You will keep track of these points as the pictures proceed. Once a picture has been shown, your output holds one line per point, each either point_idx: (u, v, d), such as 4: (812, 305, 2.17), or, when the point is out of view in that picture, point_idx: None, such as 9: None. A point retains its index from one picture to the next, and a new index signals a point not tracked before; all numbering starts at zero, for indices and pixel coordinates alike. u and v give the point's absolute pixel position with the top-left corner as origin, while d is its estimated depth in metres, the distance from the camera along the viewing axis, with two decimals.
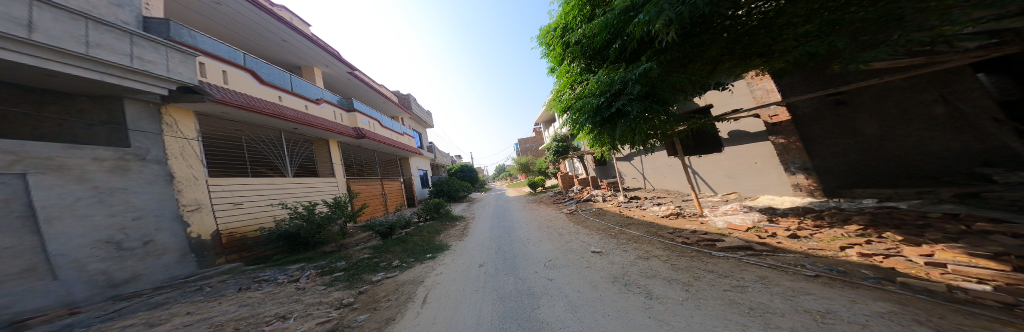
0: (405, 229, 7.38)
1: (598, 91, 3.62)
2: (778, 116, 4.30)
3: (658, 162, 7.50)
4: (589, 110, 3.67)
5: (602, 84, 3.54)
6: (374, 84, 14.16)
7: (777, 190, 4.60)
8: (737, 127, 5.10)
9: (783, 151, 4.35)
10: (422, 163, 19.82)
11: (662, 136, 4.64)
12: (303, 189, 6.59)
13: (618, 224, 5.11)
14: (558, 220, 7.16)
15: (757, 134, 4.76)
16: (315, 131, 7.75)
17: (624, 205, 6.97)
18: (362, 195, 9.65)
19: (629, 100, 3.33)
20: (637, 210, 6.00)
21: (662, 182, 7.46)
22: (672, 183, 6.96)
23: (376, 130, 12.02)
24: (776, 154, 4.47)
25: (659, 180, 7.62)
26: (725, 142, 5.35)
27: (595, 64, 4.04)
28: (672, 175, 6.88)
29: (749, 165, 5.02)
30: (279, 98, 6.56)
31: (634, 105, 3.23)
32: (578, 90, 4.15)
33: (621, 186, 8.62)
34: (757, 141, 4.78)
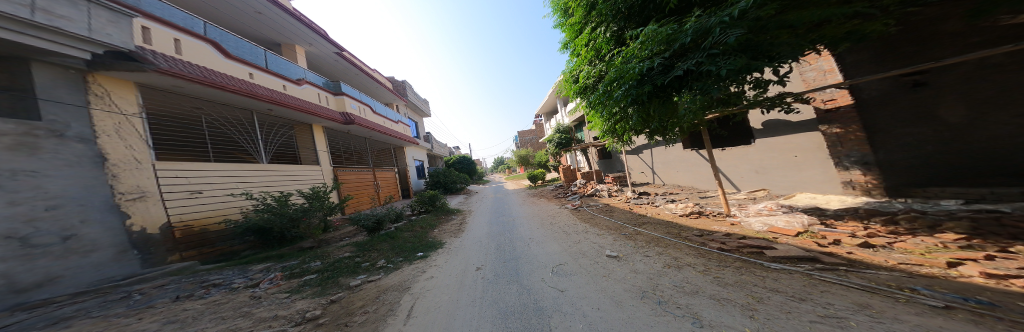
0: (396, 223, 6.81)
1: (655, 49, 2.86)
2: (835, 100, 3.79)
3: (671, 156, 6.99)
4: (635, 76, 2.95)
5: (664, 39, 2.77)
6: (365, 67, 13.29)
7: (818, 187, 4.18)
8: (774, 117, 4.65)
9: (836, 143, 3.85)
10: (418, 154, 19.10)
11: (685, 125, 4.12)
12: (281, 178, 5.94)
13: (632, 223, 4.65)
14: (562, 216, 6.68)
15: (799, 124, 4.27)
16: (296, 114, 7.01)
17: (633, 201, 6.51)
18: (350, 186, 9.00)
19: (712, 54, 2.56)
20: (648, 208, 5.54)
21: (674, 178, 6.97)
22: (685, 179, 6.49)
23: (368, 116, 11.27)
24: (827, 146, 3.96)
25: (670, 176, 7.13)
26: (759, 133, 4.90)
27: (637, 22, 3.32)
28: (686, 170, 6.40)
29: (786, 159, 4.58)
30: (250, 75, 5.78)
31: (723, 60, 2.43)
32: (615, 58, 3.43)
33: (629, 181, 8.15)
34: (800, 132, 4.29)
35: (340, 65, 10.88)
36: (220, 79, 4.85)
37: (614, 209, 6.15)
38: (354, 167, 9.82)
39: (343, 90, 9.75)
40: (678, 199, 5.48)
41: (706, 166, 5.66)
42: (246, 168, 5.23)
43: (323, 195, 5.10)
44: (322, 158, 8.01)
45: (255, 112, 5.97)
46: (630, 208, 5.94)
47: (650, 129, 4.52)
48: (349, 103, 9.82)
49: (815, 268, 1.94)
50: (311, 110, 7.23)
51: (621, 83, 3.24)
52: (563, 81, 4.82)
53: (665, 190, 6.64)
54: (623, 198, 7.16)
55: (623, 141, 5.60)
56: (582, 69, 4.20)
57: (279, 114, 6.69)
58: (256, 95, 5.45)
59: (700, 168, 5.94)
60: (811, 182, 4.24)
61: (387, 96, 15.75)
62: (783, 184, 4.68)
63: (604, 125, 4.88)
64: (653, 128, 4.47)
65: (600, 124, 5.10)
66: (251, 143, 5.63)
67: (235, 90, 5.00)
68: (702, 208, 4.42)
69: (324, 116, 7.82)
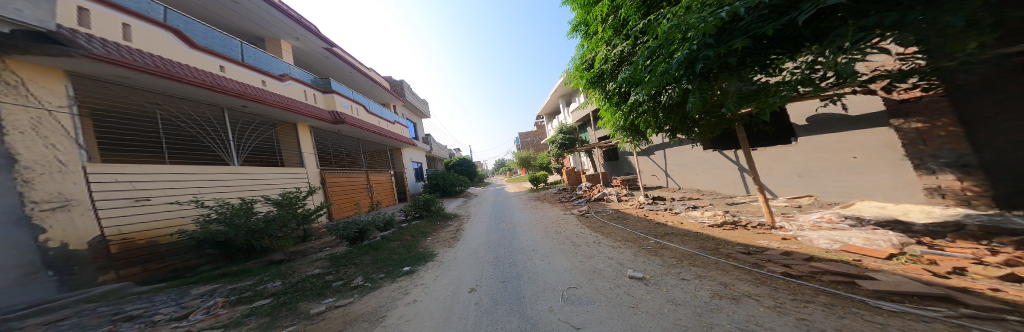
0: (385, 231, 6.19)
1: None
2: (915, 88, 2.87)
3: (688, 156, 6.39)
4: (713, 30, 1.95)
5: None
6: (359, 66, 12.79)
7: (877, 193, 3.53)
8: (831, 109, 3.95)
9: (916, 141, 2.99)
10: (416, 156, 18.54)
11: (711, 121, 3.52)
12: (252, 182, 5.37)
13: (652, 233, 4.02)
14: (567, 224, 6.05)
15: (855, 120, 3.65)
16: (276, 112, 6.43)
17: (646, 207, 5.89)
18: (339, 189, 8.43)
19: None
20: (667, 215, 4.94)
21: (691, 180, 6.39)
22: (705, 182, 5.89)
23: (361, 116, 10.75)
24: (901, 144, 3.23)
25: (687, 179, 6.53)
26: (804, 131, 4.37)
27: None
28: (706, 172, 5.79)
29: (841, 160, 3.90)
30: (221, 68, 5.34)
31: None
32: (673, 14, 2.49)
33: (639, 184, 7.55)
34: (864, 129, 3.58)
35: (332, 62, 10.39)
36: (179, 71, 4.29)
37: (626, 216, 5.53)
38: (345, 169, 9.33)
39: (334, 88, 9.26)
40: (701, 206, 4.86)
41: (732, 168, 5.06)
42: (211, 172, 4.64)
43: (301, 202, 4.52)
44: (308, 161, 7.49)
45: (227, 108, 5.42)
46: (643, 215, 5.34)
47: (671, 124, 3.92)
48: (340, 101, 9.31)
49: (959, 315, 1.31)
50: (295, 108, 6.68)
51: (676, 50, 2.37)
52: (575, 67, 4.22)
53: (681, 195, 6.05)
54: (633, 203, 6.59)
55: (636, 139, 5.01)
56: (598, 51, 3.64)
57: (258, 112, 6.13)
58: (225, 89, 4.89)
59: (724, 170, 5.32)
60: (873, 188, 3.58)
61: (384, 96, 15.22)
62: (833, 191, 4.05)
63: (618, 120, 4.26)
64: (676, 124, 3.86)
65: (613, 120, 4.49)
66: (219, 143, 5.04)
67: (199, 84, 4.45)
68: (735, 217, 3.78)
69: (309, 114, 7.25)
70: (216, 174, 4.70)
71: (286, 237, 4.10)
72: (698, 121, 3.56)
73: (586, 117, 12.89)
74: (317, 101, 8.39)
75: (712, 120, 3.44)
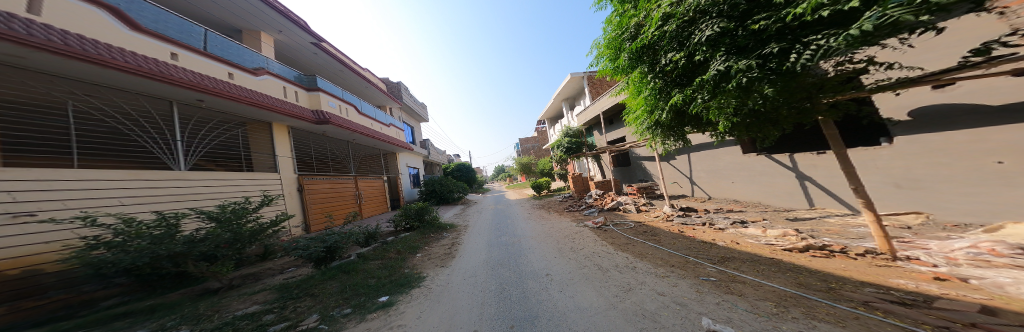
0: (367, 247, 5.24)
1: None
2: None
3: (723, 161, 5.57)
4: None
5: None
6: (353, 65, 12.11)
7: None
8: (943, 100, 3.21)
9: None
10: (413, 160, 17.60)
11: (779, 117, 2.69)
12: (205, 189, 4.58)
13: (704, 256, 3.09)
14: (583, 239, 5.13)
15: (987, 113, 2.88)
16: (246, 109, 5.64)
17: (675, 221, 5.01)
18: (315, 196, 7.60)
19: None
20: (707, 231, 4.06)
21: (727, 188, 5.57)
22: (748, 191, 5.04)
23: (351, 117, 9.94)
24: None
25: (723, 188, 5.68)
26: (899, 130, 3.61)
27: None
28: (748, 179, 4.98)
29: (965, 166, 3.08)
30: (173, 56, 4.56)
31: None
32: None
33: (661, 192, 6.69)
34: (1002, 125, 2.79)
35: (320, 59, 9.68)
36: (106, 54, 3.41)
37: (656, 231, 4.63)
38: (329, 175, 8.63)
39: (321, 86, 8.51)
40: (748, 221, 4.01)
41: (785, 175, 4.26)
42: (141, 178, 3.80)
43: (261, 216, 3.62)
44: (284, 166, 6.73)
45: (179, 102, 4.60)
46: (676, 230, 4.46)
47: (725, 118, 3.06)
48: (327, 100, 8.53)
49: None
50: (268, 105, 5.90)
51: None
52: (610, 39, 3.38)
53: (714, 207, 5.20)
54: (654, 216, 5.75)
55: (668, 141, 4.20)
56: (653, 8, 2.72)
57: (222, 109, 5.31)
58: (172, 79, 4.05)
59: (774, 178, 4.48)
60: (1022, 203, 2.72)
61: (380, 98, 14.46)
62: (958, 207, 3.17)
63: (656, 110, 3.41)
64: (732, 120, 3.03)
65: (647, 113, 3.65)
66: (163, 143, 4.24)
67: (133, 70, 3.59)
68: (816, 239, 2.90)
69: (286, 113, 6.46)
70: (153, 180, 3.90)
71: (230, 260, 3.16)
72: (760, 117, 2.73)
73: (594, 120, 12.16)
74: (299, 99, 7.61)
75: (780, 116, 2.63)
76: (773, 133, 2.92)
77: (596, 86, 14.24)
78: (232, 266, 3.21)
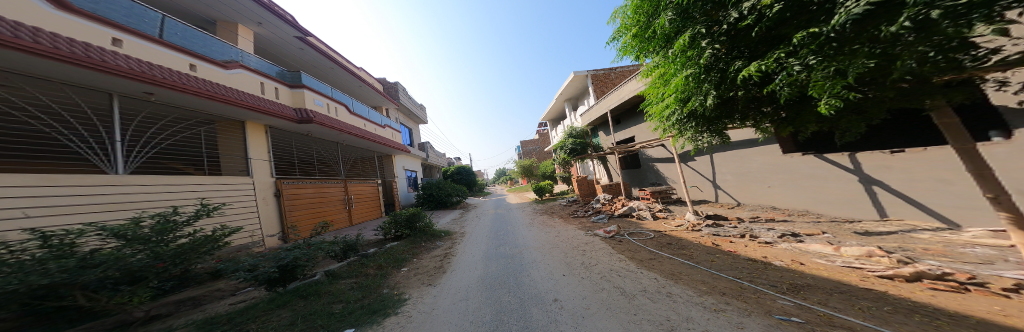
0: (344, 261, 4.52)
1: None
2: None
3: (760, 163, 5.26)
4: None
5: None
6: (345, 64, 11.57)
7: None
8: None
9: None
10: (410, 163, 16.97)
11: (862, 100, 2.04)
12: (147, 198, 3.94)
13: (762, 281, 2.32)
14: (595, 252, 4.39)
15: None
16: (211, 105, 5.02)
17: (702, 231, 4.25)
18: (293, 202, 6.93)
19: None
20: (750, 245, 3.28)
21: (765, 197, 5.22)
22: (793, 199, 4.70)
23: (341, 117, 9.33)
24: None
25: (762, 197, 5.30)
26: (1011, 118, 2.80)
27: None
28: (792, 185, 4.70)
29: None
30: (116, 41, 3.93)
31: None
32: None
33: (679, 197, 5.96)
34: None
35: (307, 55, 9.13)
36: (13, 33, 2.74)
37: (683, 243, 3.87)
38: (314, 179, 8.04)
39: (307, 83, 7.93)
40: (801, 234, 3.24)
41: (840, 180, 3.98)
42: (59, 183, 3.15)
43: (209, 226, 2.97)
44: (258, 169, 6.12)
45: (123, 95, 3.98)
46: (708, 244, 3.68)
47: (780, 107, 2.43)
48: (313, 98, 7.97)
49: None
50: (237, 101, 5.28)
51: None
52: None
53: (747, 215, 4.44)
54: (674, 224, 4.99)
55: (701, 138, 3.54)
56: None
57: (181, 104, 4.68)
58: (106, 67, 3.40)
59: (827, 182, 4.13)
60: None
61: (375, 98, 13.90)
62: None
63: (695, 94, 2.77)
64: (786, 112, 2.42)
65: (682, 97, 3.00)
66: (94, 144, 3.63)
67: (44, 53, 2.88)
68: (921, 262, 2.10)
69: (262, 110, 5.84)
70: (77, 188, 3.28)
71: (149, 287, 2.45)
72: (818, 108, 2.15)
73: (600, 119, 11.45)
74: (280, 96, 7.01)
75: (865, 101, 1.96)
76: (854, 128, 2.23)
77: (602, 85, 13.55)
78: (140, 297, 2.43)
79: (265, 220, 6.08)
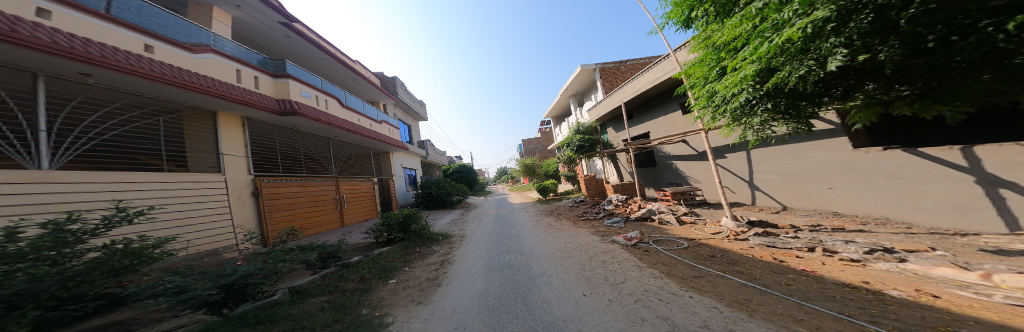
0: (321, 272, 3.83)
1: None
2: None
3: (828, 159, 4.83)
4: None
5: None
6: (338, 55, 10.86)
7: None
8: None
9: None
10: (409, 161, 16.27)
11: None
12: (78, 195, 3.27)
13: (893, 324, 1.60)
14: (620, 265, 3.66)
15: None
16: (174, 92, 4.33)
17: (749, 241, 3.48)
18: (273, 202, 6.24)
19: None
20: (831, 264, 2.55)
21: (834, 200, 4.80)
22: (866, 203, 4.35)
23: (332, 110, 8.64)
24: None
25: (830, 200, 4.86)
26: None
27: None
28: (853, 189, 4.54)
29: None
30: (41, 12, 3.19)
31: None
32: None
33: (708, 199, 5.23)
34: None
35: (294, 43, 8.44)
36: None
37: (733, 256, 3.10)
38: (301, 176, 7.39)
39: (292, 72, 7.24)
40: (899, 251, 2.52)
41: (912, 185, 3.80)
42: None
43: (142, 233, 2.36)
44: (231, 165, 5.45)
45: (52, 75, 3.25)
46: (766, 259, 2.91)
47: (907, 64, 2.44)
48: (300, 89, 7.29)
49: None
50: (202, 88, 4.56)
51: None
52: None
53: (803, 222, 3.68)
54: (709, 231, 4.23)
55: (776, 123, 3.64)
56: None
57: (131, 89, 3.95)
58: (20, 39, 2.68)
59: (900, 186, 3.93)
60: None
61: (371, 93, 13.19)
62: None
63: (824, 45, 2.58)
64: (907, 75, 2.52)
65: (792, 55, 2.85)
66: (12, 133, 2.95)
67: None
68: None
69: (232, 98, 5.11)
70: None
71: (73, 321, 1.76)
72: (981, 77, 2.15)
73: (610, 114, 10.67)
74: (260, 86, 6.35)
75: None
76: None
77: (611, 79, 12.74)
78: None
79: (241, 222, 5.43)
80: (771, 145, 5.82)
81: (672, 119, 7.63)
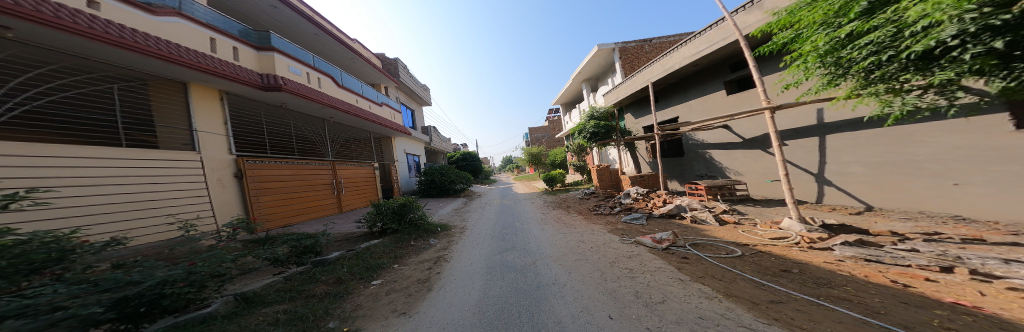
0: (289, 268, 3.29)
1: None
2: None
3: (967, 145, 3.73)
4: None
5: None
6: (334, 32, 10.13)
7: None
8: None
9: None
10: (412, 147, 15.71)
11: None
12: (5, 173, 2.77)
13: None
14: (653, 275, 2.90)
15: None
16: (125, 55, 3.67)
17: (835, 252, 2.62)
18: (260, 185, 5.78)
19: None
20: (991, 296, 1.69)
21: (973, 200, 3.70)
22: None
23: (326, 89, 8.03)
24: None
25: (970, 203, 3.73)
26: None
27: None
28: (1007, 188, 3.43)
29: None
30: None
31: None
32: None
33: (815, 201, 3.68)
34: None
35: (283, 15, 7.72)
36: None
37: (820, 274, 2.25)
38: (293, 158, 6.91)
39: (277, 46, 6.59)
40: None
41: None
42: None
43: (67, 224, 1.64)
44: (208, 143, 4.92)
45: None
46: (881, 281, 2.03)
47: None
48: (288, 64, 6.66)
49: None
50: (159, 53, 3.90)
51: None
52: None
53: (908, 228, 2.79)
54: (767, 235, 3.36)
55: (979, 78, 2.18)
56: None
57: (64, 48, 3.29)
58: None
59: None
60: None
61: (371, 74, 12.50)
62: None
63: None
64: None
65: None
66: None
67: None
68: None
69: (197, 67, 4.45)
70: None
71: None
72: None
73: (629, 98, 9.58)
74: (241, 59, 5.75)
75: None
76: None
77: (631, 59, 11.48)
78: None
79: (221, 206, 4.99)
80: (847, 131, 4.93)
81: (711, 101, 6.70)
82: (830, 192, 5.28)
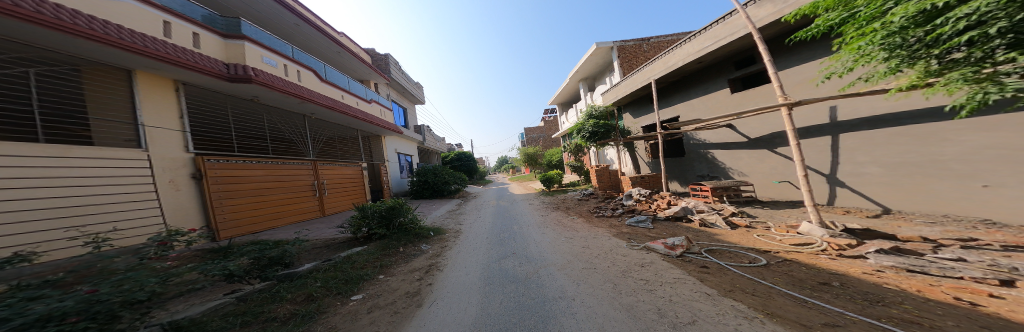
0: (246, 285, 2.89)
1: None
2: None
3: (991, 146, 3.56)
4: None
5: None
6: (318, 23, 9.45)
7: None
8: None
9: None
10: (404, 146, 15.06)
11: None
12: None
13: None
14: (674, 288, 2.58)
15: None
16: (36, 33, 3.02)
17: (869, 261, 2.39)
18: (222, 186, 5.30)
19: None
20: None
21: (1000, 203, 3.51)
22: None
23: (307, 84, 7.38)
24: None
25: (998, 205, 3.54)
26: None
27: None
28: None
29: None
30: None
31: None
32: None
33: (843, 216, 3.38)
34: None
35: (258, 3, 7.01)
36: None
37: (867, 288, 1.98)
38: (266, 157, 6.37)
39: (249, 34, 5.94)
40: None
41: None
42: None
43: None
44: (158, 139, 4.46)
45: None
46: (941, 298, 1.76)
47: None
48: (260, 54, 6.01)
49: None
50: (89, 33, 3.25)
51: None
52: None
53: (940, 234, 2.61)
54: (787, 241, 3.12)
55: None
56: None
57: None
58: None
59: None
60: None
61: (360, 70, 11.84)
62: None
63: None
64: None
65: None
66: None
67: None
68: None
69: (137, 50, 3.79)
70: None
71: None
72: None
73: (629, 97, 9.41)
74: (204, 47, 5.10)
75: None
76: None
77: (629, 59, 11.36)
78: None
79: (174, 212, 4.52)
80: (862, 128, 4.75)
81: (715, 100, 6.67)
82: (843, 194, 5.12)
